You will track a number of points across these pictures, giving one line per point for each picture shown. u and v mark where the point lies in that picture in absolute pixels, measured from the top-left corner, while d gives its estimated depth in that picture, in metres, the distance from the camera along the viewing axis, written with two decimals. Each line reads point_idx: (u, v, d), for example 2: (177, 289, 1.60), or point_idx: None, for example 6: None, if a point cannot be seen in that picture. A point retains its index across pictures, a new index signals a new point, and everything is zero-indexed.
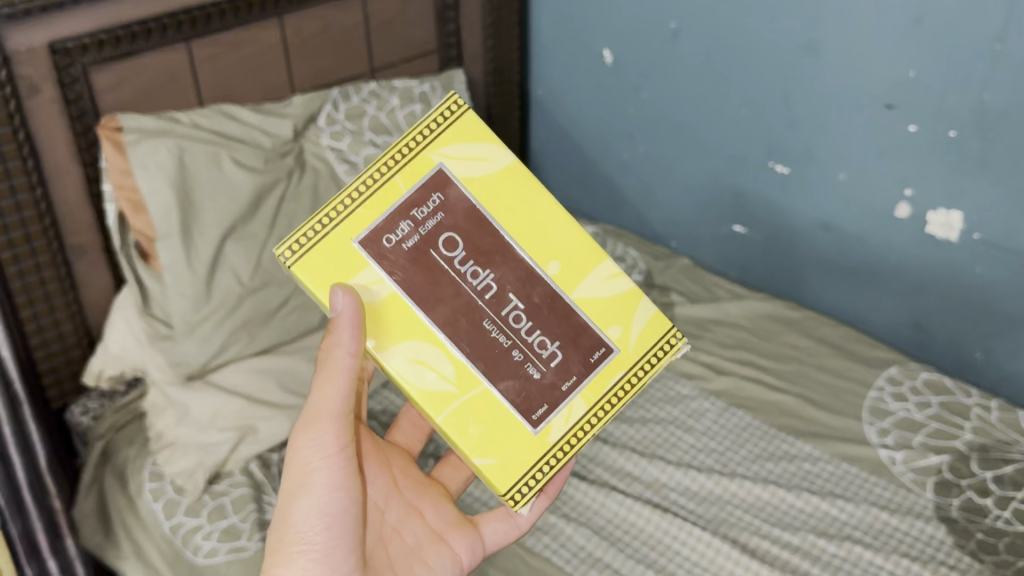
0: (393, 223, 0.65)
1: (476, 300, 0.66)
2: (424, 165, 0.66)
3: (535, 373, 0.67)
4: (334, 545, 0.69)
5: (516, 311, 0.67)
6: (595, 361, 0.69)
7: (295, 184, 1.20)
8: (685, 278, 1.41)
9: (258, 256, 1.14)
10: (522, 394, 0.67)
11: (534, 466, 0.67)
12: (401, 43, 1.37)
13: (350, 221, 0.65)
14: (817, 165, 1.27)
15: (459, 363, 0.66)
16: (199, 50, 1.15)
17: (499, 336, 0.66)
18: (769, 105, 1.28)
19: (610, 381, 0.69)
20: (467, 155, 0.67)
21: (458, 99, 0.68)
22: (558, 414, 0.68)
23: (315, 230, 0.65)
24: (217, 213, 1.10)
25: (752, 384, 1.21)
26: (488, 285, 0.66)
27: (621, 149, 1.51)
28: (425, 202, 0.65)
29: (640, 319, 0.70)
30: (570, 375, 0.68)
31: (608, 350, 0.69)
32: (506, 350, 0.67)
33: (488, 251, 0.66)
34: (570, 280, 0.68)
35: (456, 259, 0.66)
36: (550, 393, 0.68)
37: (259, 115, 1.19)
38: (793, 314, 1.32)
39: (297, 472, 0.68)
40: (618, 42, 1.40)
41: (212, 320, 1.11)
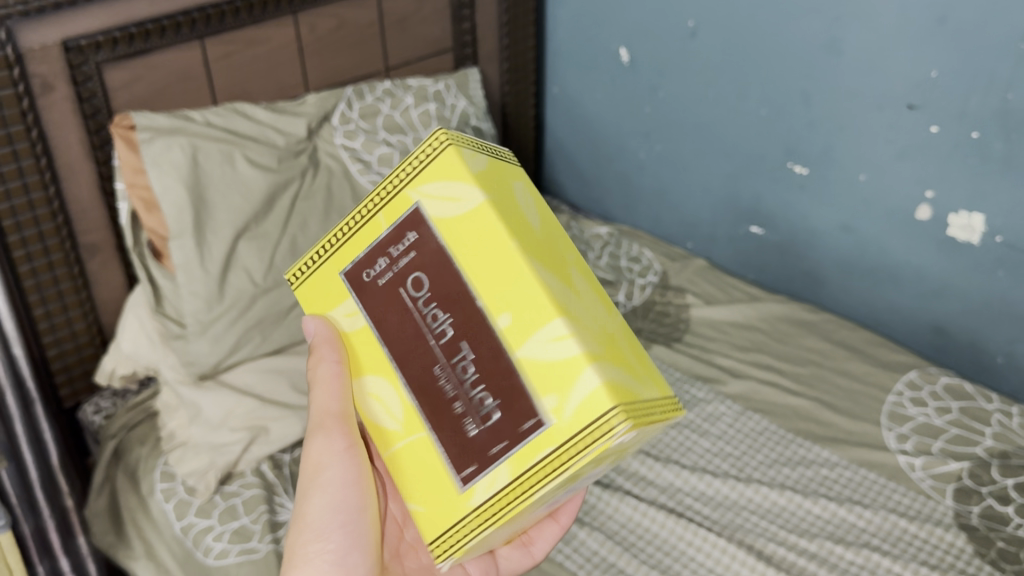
0: (372, 257, 0.57)
1: (430, 343, 0.55)
2: (401, 203, 0.56)
3: (472, 430, 0.53)
4: (349, 543, 0.66)
5: (465, 359, 0.54)
6: (525, 431, 0.52)
7: (309, 183, 1.19)
8: (701, 279, 1.39)
9: (271, 256, 1.13)
10: (455, 447, 0.54)
11: (455, 528, 0.54)
12: (416, 41, 1.36)
13: (337, 255, 0.59)
14: (836, 166, 1.25)
15: (407, 404, 0.56)
16: (213, 48, 1.14)
17: (443, 380, 0.54)
18: (788, 105, 1.26)
19: (535, 458, 0.51)
20: (442, 193, 0.54)
21: (445, 132, 0.55)
22: (483, 477, 0.53)
23: (311, 264, 0.61)
24: (231, 213, 1.10)
25: (768, 387, 1.19)
26: (446, 331, 0.54)
27: (637, 148, 1.50)
28: (401, 239, 0.56)
29: (581, 392, 0.51)
30: (501, 439, 0.52)
31: (539, 422, 0.51)
32: (449, 399, 0.54)
33: (448, 296, 0.54)
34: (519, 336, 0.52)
35: (421, 299, 0.55)
36: (477, 453, 0.53)
37: (273, 114, 1.18)
38: (810, 317, 1.31)
39: (311, 471, 0.66)
40: (635, 41, 1.39)
41: (224, 320, 1.10)
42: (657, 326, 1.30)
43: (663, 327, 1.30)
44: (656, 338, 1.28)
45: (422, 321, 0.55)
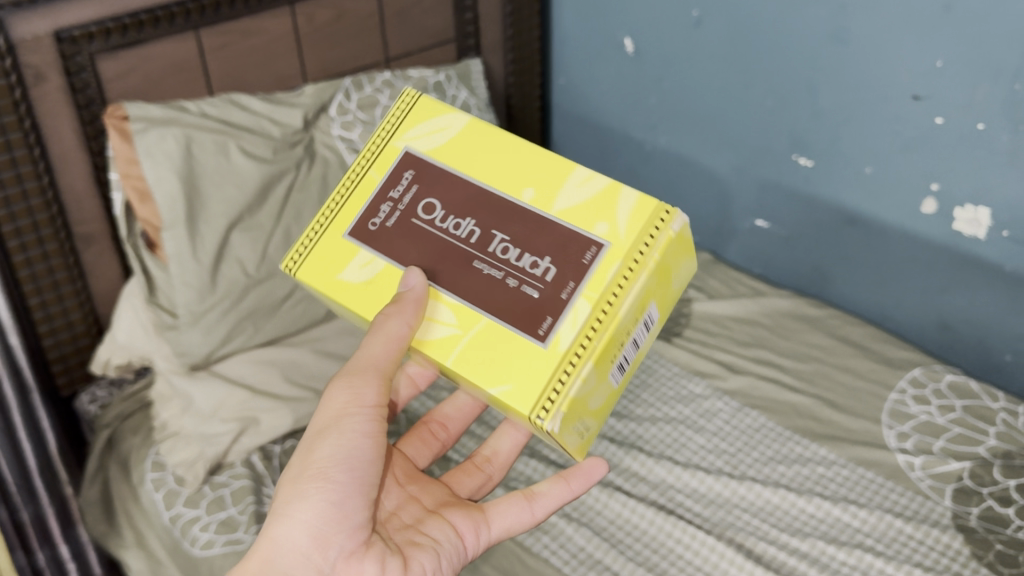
0: (374, 209, 0.75)
1: (459, 245, 0.73)
2: (392, 153, 0.77)
3: (534, 291, 0.70)
4: (354, 484, 0.69)
5: (505, 243, 0.72)
6: (587, 261, 0.70)
7: (304, 174, 1.19)
8: (703, 274, 1.38)
9: (264, 247, 1.14)
10: (529, 312, 0.69)
11: (551, 380, 0.67)
12: (417, 32, 1.34)
13: (336, 222, 0.76)
14: (843, 159, 1.23)
15: (456, 307, 0.71)
16: (208, 39, 1.14)
17: (491, 270, 0.71)
18: (793, 96, 1.24)
19: (606, 276, 0.69)
20: (425, 131, 0.77)
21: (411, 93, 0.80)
22: (563, 322, 0.69)
23: (307, 245, 0.76)
24: (225, 204, 1.10)
25: (767, 383, 1.17)
26: (470, 232, 0.73)
27: (644, 140, 1.47)
28: (398, 182, 0.76)
29: (622, 210, 0.71)
30: (567, 284, 0.69)
31: (600, 242, 0.70)
32: (500, 282, 0.71)
33: (467, 203, 0.74)
34: (546, 198, 0.73)
35: (435, 219, 0.74)
36: (553, 304, 0.69)
37: (269, 104, 1.18)
38: (814, 312, 1.29)
39: (331, 416, 0.71)
40: (641, 31, 1.37)
41: (216, 311, 1.10)
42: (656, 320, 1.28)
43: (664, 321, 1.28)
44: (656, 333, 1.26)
45: (454, 239, 0.73)
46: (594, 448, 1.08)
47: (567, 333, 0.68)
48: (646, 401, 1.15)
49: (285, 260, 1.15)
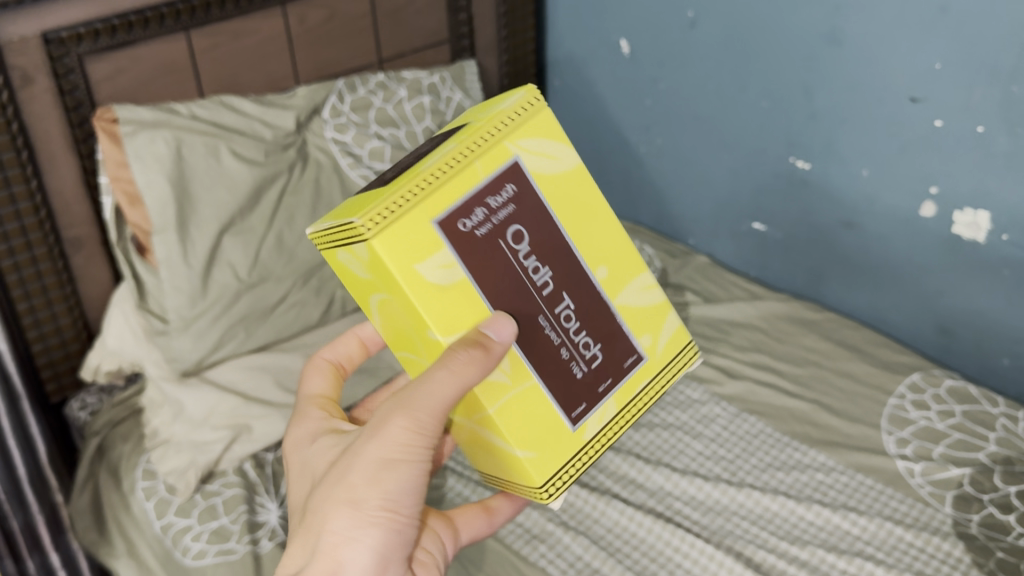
0: (470, 208, 0.56)
1: (533, 293, 0.58)
2: (501, 155, 0.57)
3: (579, 373, 0.60)
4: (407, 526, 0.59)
5: (569, 311, 0.60)
6: (627, 367, 0.62)
7: (297, 177, 1.17)
8: (701, 277, 1.36)
9: (256, 251, 1.12)
10: (564, 392, 0.60)
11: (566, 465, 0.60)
12: (410, 33, 1.33)
13: (432, 198, 0.55)
14: (839, 162, 1.21)
15: (515, 354, 0.58)
16: (199, 40, 1.13)
17: (550, 333, 0.59)
18: (790, 98, 1.22)
19: (637, 390, 0.63)
20: (538, 151, 0.59)
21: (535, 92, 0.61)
22: (593, 415, 0.61)
23: (397, 203, 0.54)
24: (216, 207, 1.09)
25: (766, 388, 1.16)
26: (546, 282, 0.59)
27: (639, 142, 1.46)
28: (500, 191, 0.57)
29: (669, 330, 0.65)
30: (606, 378, 0.62)
31: (639, 358, 0.63)
32: (554, 349, 0.59)
33: (548, 246, 0.59)
34: (615, 284, 0.62)
35: (522, 253, 0.58)
36: (591, 393, 0.61)
37: (261, 106, 1.16)
38: (811, 315, 1.27)
39: (387, 460, 0.57)
40: (636, 32, 1.36)
41: (208, 316, 1.08)
42: None
43: None
44: None
45: (523, 276, 0.58)
46: None
47: (595, 427, 0.61)
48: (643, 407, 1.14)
49: (277, 265, 1.13)
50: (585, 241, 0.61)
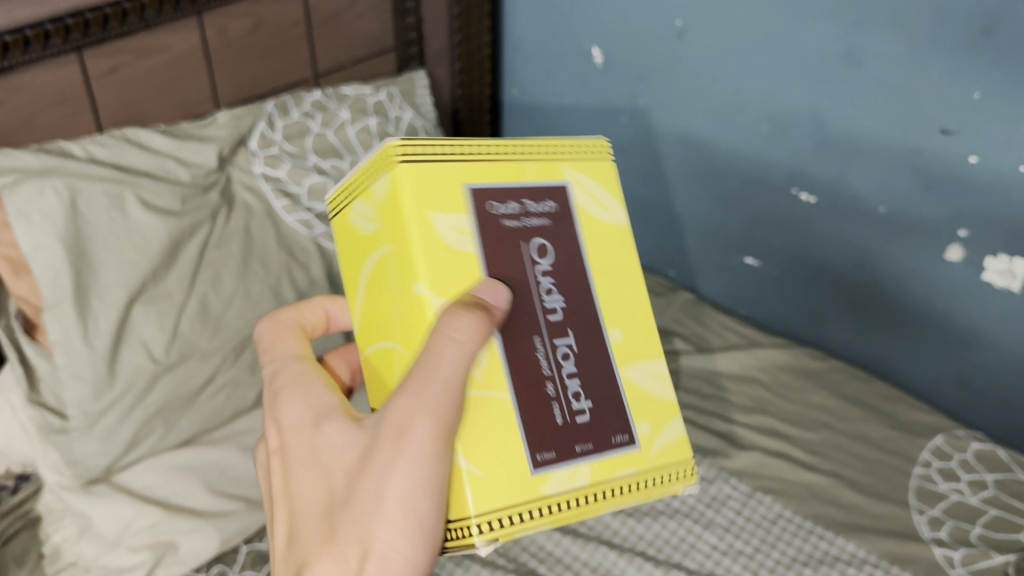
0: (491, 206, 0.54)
1: (540, 314, 0.55)
2: (554, 173, 0.58)
3: (560, 418, 0.54)
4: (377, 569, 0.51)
5: (569, 348, 0.55)
6: (614, 443, 0.56)
7: (221, 227, 0.96)
8: (688, 318, 1.21)
9: (174, 323, 0.91)
10: (536, 429, 0.53)
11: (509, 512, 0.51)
12: (350, 42, 1.12)
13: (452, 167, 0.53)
14: (850, 194, 1.07)
15: (494, 356, 0.53)
16: (95, 61, 0.90)
17: (544, 361, 0.54)
18: (796, 122, 1.07)
19: (618, 471, 0.55)
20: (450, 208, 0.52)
21: (574, 144, 0.60)
22: (563, 468, 0.53)
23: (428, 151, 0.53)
24: (123, 272, 0.88)
25: (777, 460, 1.02)
26: (557, 307, 0.55)
27: (612, 162, 1.30)
28: (535, 204, 0.56)
29: (668, 432, 0.59)
30: (589, 439, 0.55)
31: (630, 441, 0.57)
32: (549, 398, 0.54)
33: (570, 283, 0.57)
34: (626, 356, 0.58)
35: (540, 269, 0.55)
36: (563, 444, 0.54)
37: (174, 141, 0.95)
38: (816, 365, 1.14)
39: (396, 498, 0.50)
40: (611, 39, 1.18)
41: (118, 407, 0.88)
42: None
43: None
44: None
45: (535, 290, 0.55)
46: (590, 557, 0.91)
47: (556, 484, 0.53)
48: None
49: (201, 338, 0.92)
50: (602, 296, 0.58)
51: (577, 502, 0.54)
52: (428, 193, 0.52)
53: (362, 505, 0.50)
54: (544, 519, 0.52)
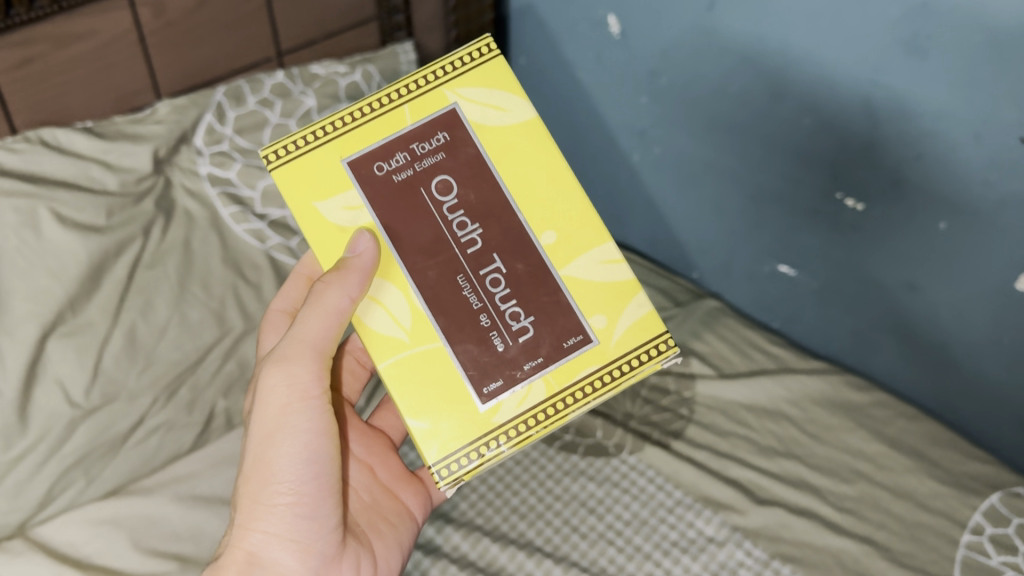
0: (389, 151, 0.61)
1: (457, 253, 0.60)
2: (437, 101, 0.62)
3: (501, 346, 0.60)
4: (315, 497, 0.65)
5: (497, 274, 0.60)
6: (568, 348, 0.60)
7: (156, 242, 0.84)
8: (709, 332, 1.06)
9: (96, 360, 0.79)
10: (477, 361, 0.59)
11: (472, 444, 0.59)
12: (319, 11, 0.96)
13: (340, 140, 0.61)
14: (903, 206, 0.90)
15: (417, 311, 0.60)
16: (1, 54, 0.77)
17: (470, 294, 0.60)
18: (844, 116, 0.90)
19: (579, 373, 0.60)
20: (343, 201, 0.61)
21: (444, 56, 0.63)
22: (512, 394, 0.60)
23: (303, 142, 0.61)
24: (34, 303, 0.76)
25: (801, 519, 0.88)
26: (474, 239, 0.60)
27: (630, 147, 1.13)
28: (429, 138, 0.61)
29: (632, 311, 0.61)
30: (535, 356, 0.60)
31: (586, 339, 0.60)
32: (473, 313, 0.60)
33: (485, 207, 0.60)
34: (563, 254, 0.61)
35: (447, 206, 0.60)
36: (508, 371, 0.59)
37: (99, 142, 0.82)
38: (856, 397, 0.99)
39: (275, 415, 0.64)
40: (629, 7, 1.01)
41: (30, 459, 0.77)
42: (651, 411, 0.98)
43: (661, 413, 0.98)
44: (649, 435, 0.95)
45: (446, 228, 0.60)
46: None
47: (509, 409, 0.60)
48: (638, 552, 0.86)
49: (127, 376, 0.81)
50: (532, 204, 0.61)
51: (536, 421, 0.60)
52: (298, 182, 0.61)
53: (259, 461, 0.64)
54: (508, 446, 0.60)
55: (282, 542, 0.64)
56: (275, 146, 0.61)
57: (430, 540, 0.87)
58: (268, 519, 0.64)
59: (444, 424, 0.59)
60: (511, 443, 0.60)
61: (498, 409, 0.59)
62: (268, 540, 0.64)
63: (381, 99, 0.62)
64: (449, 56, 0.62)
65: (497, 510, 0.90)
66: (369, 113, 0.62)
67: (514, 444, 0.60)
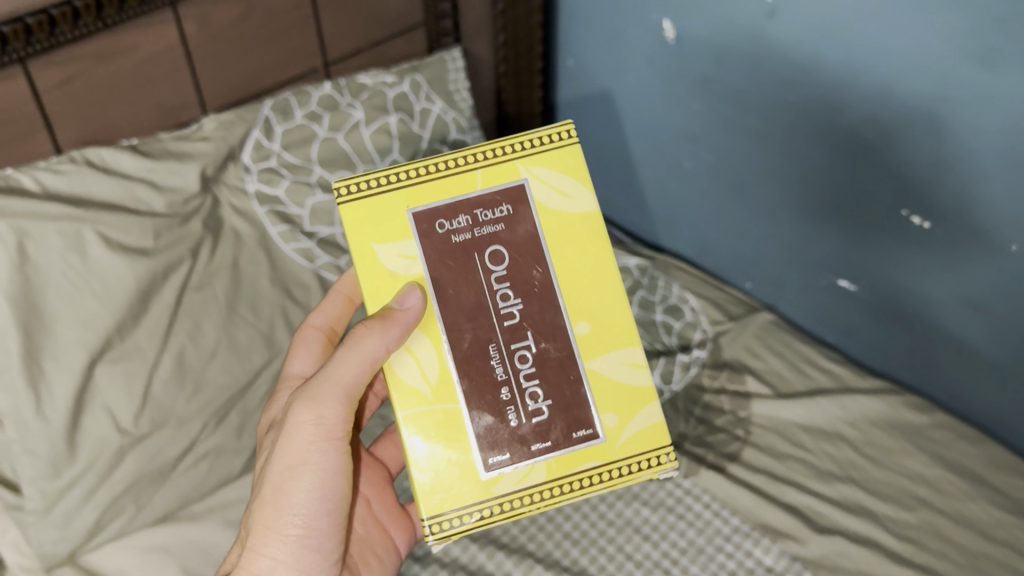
0: (454, 212, 0.59)
1: (494, 321, 0.58)
2: (509, 173, 0.59)
3: (514, 421, 0.59)
4: (324, 529, 0.65)
5: (526, 351, 0.59)
6: (576, 439, 0.59)
7: (204, 264, 0.82)
8: (764, 349, 1.04)
9: (145, 386, 0.77)
10: (489, 432, 0.58)
11: (466, 508, 0.58)
12: (366, 20, 0.94)
13: (411, 189, 0.59)
14: (972, 225, 0.86)
15: (446, 372, 0.59)
16: (45, 71, 0.74)
17: (497, 364, 0.58)
18: (912, 131, 0.85)
19: (579, 466, 0.59)
20: (398, 251, 0.58)
21: (541, 129, 0.60)
22: (514, 469, 0.59)
23: (378, 182, 0.59)
24: (81, 329, 0.74)
25: (862, 549, 0.85)
26: (511, 312, 0.59)
27: (681, 155, 1.09)
28: (494, 208, 0.59)
29: (643, 418, 0.60)
30: (546, 438, 0.59)
31: (594, 434, 0.59)
32: (496, 382, 0.58)
33: (530, 283, 0.59)
34: (593, 346, 0.60)
35: (495, 275, 0.58)
36: (518, 446, 0.59)
37: (147, 162, 0.80)
38: (917, 418, 0.96)
39: (297, 450, 0.62)
40: (684, 12, 0.97)
41: (79, 487, 0.76)
42: (705, 431, 0.96)
43: (716, 434, 0.96)
44: (703, 458, 0.93)
45: (489, 297, 0.58)
46: None
47: (508, 483, 0.59)
48: None
49: (176, 401, 0.79)
50: (573, 284, 0.60)
51: (530, 499, 0.59)
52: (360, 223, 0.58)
53: (277, 490, 0.63)
54: (497, 516, 0.59)
55: (288, 568, 0.64)
56: (353, 180, 0.59)
57: (480, 566, 0.85)
58: (276, 547, 0.64)
59: (448, 485, 0.58)
60: (501, 514, 0.59)
61: (496, 479, 0.59)
62: (275, 567, 0.64)
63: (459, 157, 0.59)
64: (540, 133, 0.60)
65: (549, 535, 0.88)
66: (442, 169, 0.59)
67: (505, 516, 0.59)
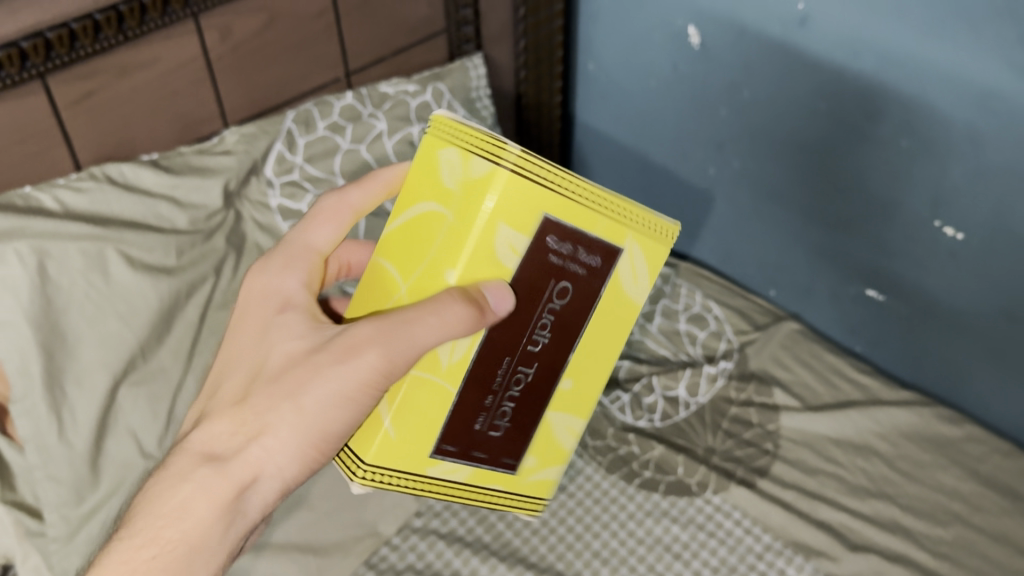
0: (545, 233, 0.50)
1: (526, 329, 0.53)
2: (616, 234, 0.52)
3: (477, 424, 0.55)
4: (252, 503, 0.54)
5: (523, 375, 0.55)
6: (500, 463, 0.57)
7: (228, 282, 0.80)
8: (791, 359, 1.03)
9: (169, 408, 0.76)
10: (458, 419, 0.54)
11: (399, 480, 0.54)
12: (388, 28, 0.92)
13: (518, 182, 0.48)
14: (1008, 238, 0.85)
15: (463, 358, 0.52)
16: (65, 87, 0.72)
17: (500, 376, 0.54)
18: (948, 142, 0.84)
19: (489, 484, 0.58)
20: (477, 229, 0.49)
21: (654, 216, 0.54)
22: (450, 459, 0.55)
23: (493, 146, 0.49)
24: (105, 351, 0.72)
25: (896, 566, 0.84)
26: (537, 341, 0.54)
27: (705, 161, 1.08)
28: (585, 256, 0.51)
29: (545, 473, 0.60)
30: (485, 450, 0.56)
31: (513, 468, 0.58)
32: (487, 393, 0.54)
33: (562, 325, 0.54)
34: (566, 403, 0.58)
35: (551, 306, 0.52)
36: (466, 441, 0.55)
37: (169, 178, 0.78)
38: (948, 431, 0.94)
39: (288, 393, 0.53)
40: (711, 18, 0.96)
41: (102, 513, 0.74)
42: (733, 445, 0.95)
43: (743, 448, 0.95)
44: (733, 473, 0.93)
45: (533, 322, 0.52)
46: None
47: (436, 470, 0.55)
48: None
49: None
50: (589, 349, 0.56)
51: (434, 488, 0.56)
52: (467, 140, 0.49)
53: (249, 420, 0.53)
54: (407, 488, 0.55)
55: (219, 441, 0.54)
56: (478, 130, 0.49)
57: None
58: (222, 426, 0.54)
59: (398, 457, 0.53)
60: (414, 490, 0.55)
61: (434, 463, 0.55)
62: (208, 444, 0.54)
63: (561, 181, 0.50)
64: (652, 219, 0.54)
65: (578, 552, 0.86)
66: (561, 185, 0.50)
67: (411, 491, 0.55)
